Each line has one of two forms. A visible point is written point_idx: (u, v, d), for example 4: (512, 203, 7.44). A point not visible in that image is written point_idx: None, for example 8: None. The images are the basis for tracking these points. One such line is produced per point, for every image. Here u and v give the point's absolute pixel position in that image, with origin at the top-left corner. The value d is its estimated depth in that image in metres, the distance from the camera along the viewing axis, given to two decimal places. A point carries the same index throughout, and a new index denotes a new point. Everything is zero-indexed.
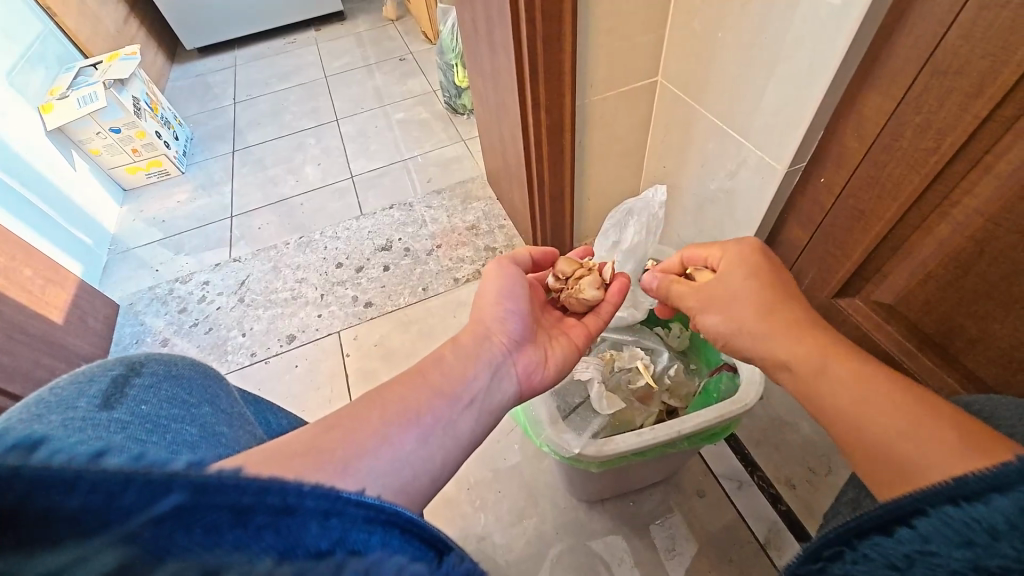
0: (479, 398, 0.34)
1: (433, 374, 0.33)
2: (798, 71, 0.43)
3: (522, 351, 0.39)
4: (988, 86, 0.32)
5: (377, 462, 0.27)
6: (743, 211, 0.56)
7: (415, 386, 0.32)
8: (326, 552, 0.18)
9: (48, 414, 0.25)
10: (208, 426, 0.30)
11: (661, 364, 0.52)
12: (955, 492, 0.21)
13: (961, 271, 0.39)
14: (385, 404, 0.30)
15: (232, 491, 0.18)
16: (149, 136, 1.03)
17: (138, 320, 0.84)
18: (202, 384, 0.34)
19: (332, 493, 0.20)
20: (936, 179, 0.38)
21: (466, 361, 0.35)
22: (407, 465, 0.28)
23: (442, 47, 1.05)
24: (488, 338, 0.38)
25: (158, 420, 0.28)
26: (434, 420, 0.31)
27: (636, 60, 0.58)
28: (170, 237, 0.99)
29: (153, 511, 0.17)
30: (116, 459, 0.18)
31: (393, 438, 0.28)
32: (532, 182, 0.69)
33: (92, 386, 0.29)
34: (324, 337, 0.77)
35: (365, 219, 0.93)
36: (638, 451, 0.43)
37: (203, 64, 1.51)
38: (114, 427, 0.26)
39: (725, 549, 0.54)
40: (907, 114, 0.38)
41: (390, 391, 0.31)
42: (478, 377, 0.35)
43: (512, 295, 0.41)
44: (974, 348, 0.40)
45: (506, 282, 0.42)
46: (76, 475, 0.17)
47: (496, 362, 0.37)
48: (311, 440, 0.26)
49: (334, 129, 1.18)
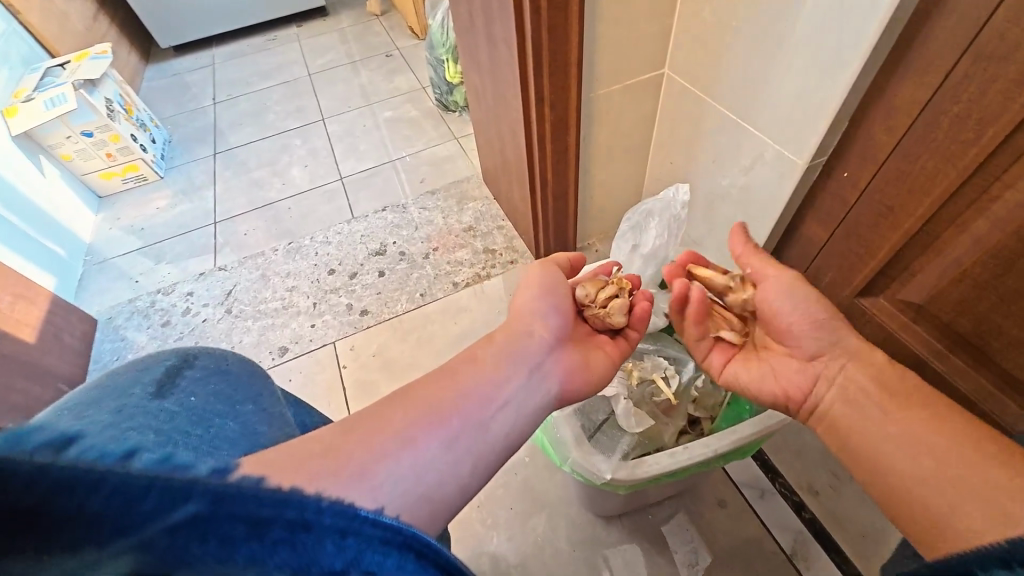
0: (524, 399, 0.33)
1: (465, 376, 0.32)
2: (822, 57, 0.40)
3: (561, 352, 0.38)
4: None
5: (397, 468, 0.26)
6: (758, 208, 0.53)
7: (444, 386, 0.31)
8: (339, 573, 0.19)
9: (103, 401, 0.25)
10: (250, 427, 0.27)
11: (687, 375, 0.49)
12: (1011, 555, 0.18)
13: (1001, 269, 0.37)
14: (411, 405, 0.29)
15: (251, 503, 0.19)
16: (124, 140, 0.98)
17: (118, 336, 0.80)
18: (251, 381, 0.31)
19: (349, 513, 0.20)
20: (977, 171, 0.36)
21: (505, 362, 0.34)
22: (431, 472, 0.27)
23: (431, 41, 1.01)
24: (528, 337, 0.36)
25: (202, 415, 0.26)
26: (462, 425, 0.30)
27: (642, 51, 0.56)
28: (150, 245, 0.94)
29: (170, 519, 0.18)
30: (143, 461, 0.19)
31: (414, 443, 0.27)
32: (534, 182, 0.66)
33: (146, 374, 0.28)
34: (318, 349, 0.74)
35: (357, 223, 0.89)
36: (673, 472, 0.41)
37: (180, 63, 1.44)
38: (162, 416, 0.24)
39: (749, 563, 0.52)
40: (945, 103, 0.36)
41: (420, 391, 0.30)
42: (518, 379, 0.34)
43: (552, 292, 0.40)
44: (1013, 350, 0.39)
45: (547, 278, 0.41)
46: (101, 475, 0.18)
47: (538, 363, 0.36)
48: (329, 442, 0.26)
49: (320, 128, 1.14)
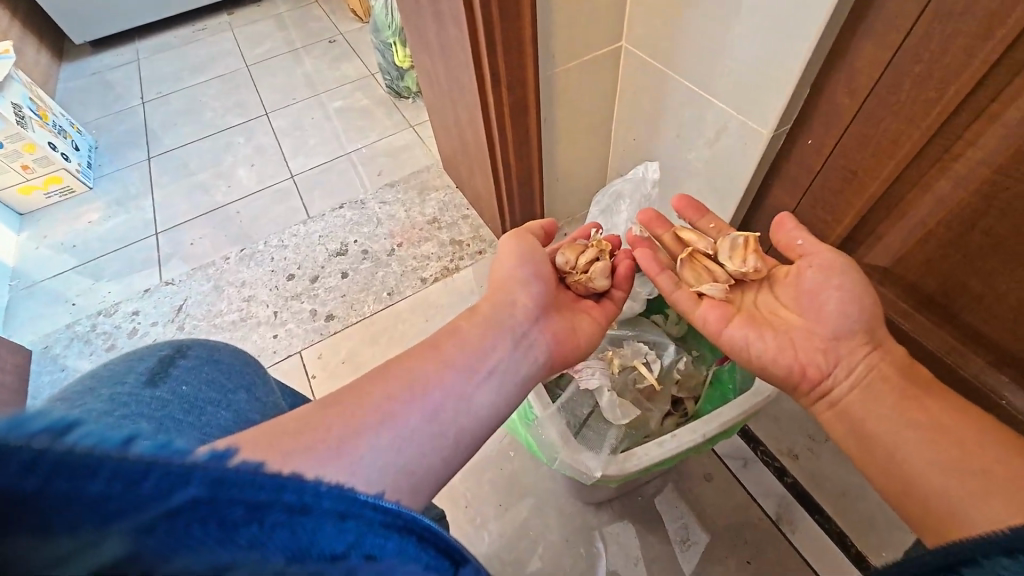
0: (506, 369, 0.33)
1: (447, 348, 0.31)
2: (782, 22, 0.39)
3: (547, 321, 0.38)
4: (997, 28, 0.30)
5: (378, 443, 0.26)
6: (725, 181, 0.53)
7: (427, 359, 0.30)
8: (339, 555, 0.19)
9: (102, 388, 0.28)
10: (241, 411, 0.29)
11: (668, 359, 0.49)
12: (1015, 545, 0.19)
13: (965, 227, 0.38)
14: (389, 378, 0.28)
15: (249, 489, 0.18)
16: (40, 149, 0.90)
17: (58, 366, 0.73)
18: (243, 368, 0.33)
19: (349, 496, 0.20)
20: (940, 131, 0.36)
21: (486, 331, 0.33)
22: (412, 444, 0.27)
23: (376, 24, 0.96)
24: (511, 307, 0.36)
25: (195, 401, 0.28)
26: (445, 396, 0.29)
27: (599, 25, 0.53)
28: (86, 263, 0.86)
29: (172, 501, 0.17)
30: (145, 446, 0.17)
31: (394, 415, 0.27)
32: (497, 168, 0.63)
33: (141, 365, 0.30)
34: (283, 361, 0.70)
35: (314, 223, 0.85)
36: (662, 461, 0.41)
37: (99, 61, 1.32)
38: (155, 405, 0.27)
39: (739, 533, 0.53)
40: (906, 63, 0.35)
41: (403, 365, 0.29)
42: (500, 347, 0.33)
43: (531, 262, 0.39)
44: (976, 306, 0.40)
45: (527, 245, 0.40)
46: (98, 461, 0.16)
47: (522, 333, 0.35)
48: (307, 416, 0.25)
49: (264, 124, 1.06)
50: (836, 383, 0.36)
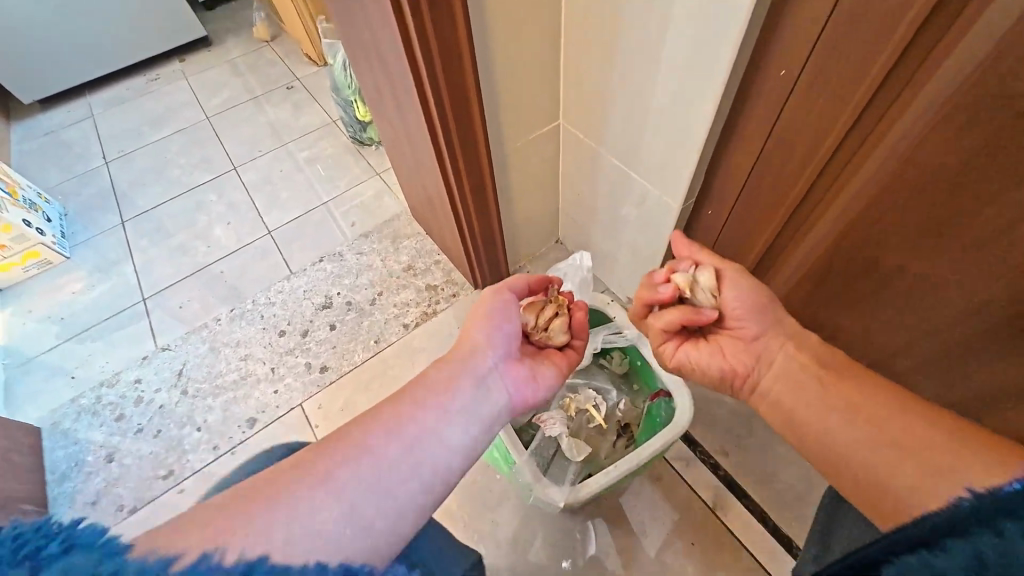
0: (476, 412, 0.40)
1: (423, 391, 0.39)
2: (678, 116, 0.50)
3: (504, 365, 0.45)
4: (831, 125, 0.42)
5: (357, 478, 0.33)
6: (652, 235, 0.65)
7: (404, 402, 0.38)
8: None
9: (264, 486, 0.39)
10: None
11: (611, 402, 0.62)
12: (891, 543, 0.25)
13: (841, 250, 0.50)
14: (378, 419, 0.36)
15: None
16: (17, 227, 0.92)
17: (71, 440, 0.78)
18: None
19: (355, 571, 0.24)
20: (811, 184, 0.48)
21: (451, 377, 0.41)
22: (388, 482, 0.34)
23: (335, 82, 1.02)
24: (472, 354, 0.44)
25: None
26: (420, 436, 0.36)
27: (539, 108, 0.63)
28: (77, 335, 0.90)
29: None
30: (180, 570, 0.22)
31: (376, 450, 0.34)
32: (463, 228, 0.73)
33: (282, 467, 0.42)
34: (287, 413, 0.77)
35: (297, 278, 0.91)
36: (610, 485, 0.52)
37: (52, 119, 1.32)
38: None
39: (686, 520, 0.65)
40: (779, 138, 0.47)
41: (385, 409, 0.37)
42: (462, 390, 0.41)
43: (498, 314, 0.48)
44: (858, 303, 0.53)
45: (489, 302, 0.48)
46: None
47: (484, 376, 0.43)
48: (305, 460, 0.33)
49: (234, 179, 1.11)
50: (759, 377, 0.46)
